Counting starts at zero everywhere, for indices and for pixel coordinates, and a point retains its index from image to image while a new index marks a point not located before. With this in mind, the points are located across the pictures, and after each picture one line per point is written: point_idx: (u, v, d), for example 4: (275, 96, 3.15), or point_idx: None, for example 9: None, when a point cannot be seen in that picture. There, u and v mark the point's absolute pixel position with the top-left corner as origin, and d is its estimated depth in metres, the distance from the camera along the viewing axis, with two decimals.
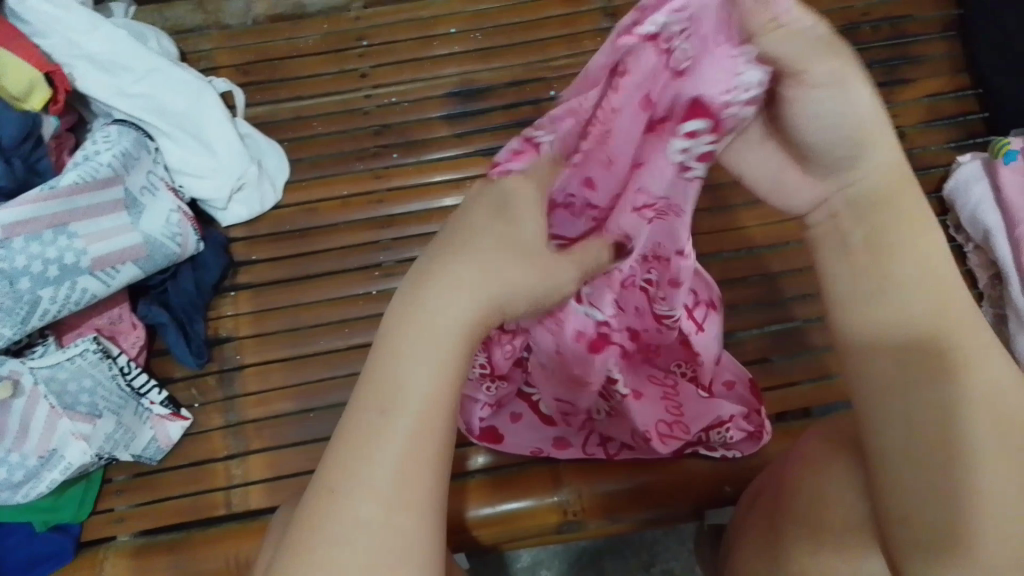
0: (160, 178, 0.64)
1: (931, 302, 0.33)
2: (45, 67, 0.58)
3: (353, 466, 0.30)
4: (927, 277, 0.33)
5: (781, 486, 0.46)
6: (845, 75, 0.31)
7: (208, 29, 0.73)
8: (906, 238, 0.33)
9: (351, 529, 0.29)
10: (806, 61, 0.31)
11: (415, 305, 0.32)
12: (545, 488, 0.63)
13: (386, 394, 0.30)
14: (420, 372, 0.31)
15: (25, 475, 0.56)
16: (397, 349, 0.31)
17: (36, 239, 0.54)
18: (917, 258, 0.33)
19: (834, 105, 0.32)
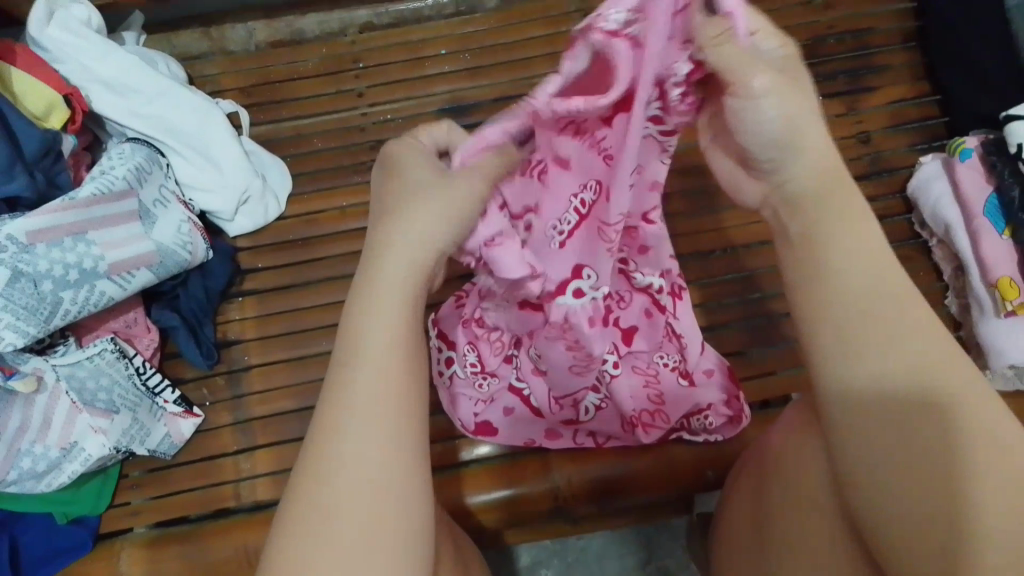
0: (171, 191, 0.69)
1: (868, 294, 0.37)
2: (62, 88, 0.63)
3: (336, 438, 0.34)
4: (873, 276, 0.37)
5: (767, 458, 0.49)
6: (779, 83, 0.36)
7: (215, 55, 0.78)
8: (835, 232, 0.38)
9: (333, 501, 0.33)
10: (745, 72, 0.35)
11: (379, 259, 0.38)
12: (536, 474, 0.66)
13: (360, 342, 0.36)
14: (371, 333, 0.36)
15: (46, 466, 0.60)
16: (366, 292, 0.37)
17: (57, 246, 0.58)
18: (856, 259, 0.37)
19: (772, 110, 0.36)
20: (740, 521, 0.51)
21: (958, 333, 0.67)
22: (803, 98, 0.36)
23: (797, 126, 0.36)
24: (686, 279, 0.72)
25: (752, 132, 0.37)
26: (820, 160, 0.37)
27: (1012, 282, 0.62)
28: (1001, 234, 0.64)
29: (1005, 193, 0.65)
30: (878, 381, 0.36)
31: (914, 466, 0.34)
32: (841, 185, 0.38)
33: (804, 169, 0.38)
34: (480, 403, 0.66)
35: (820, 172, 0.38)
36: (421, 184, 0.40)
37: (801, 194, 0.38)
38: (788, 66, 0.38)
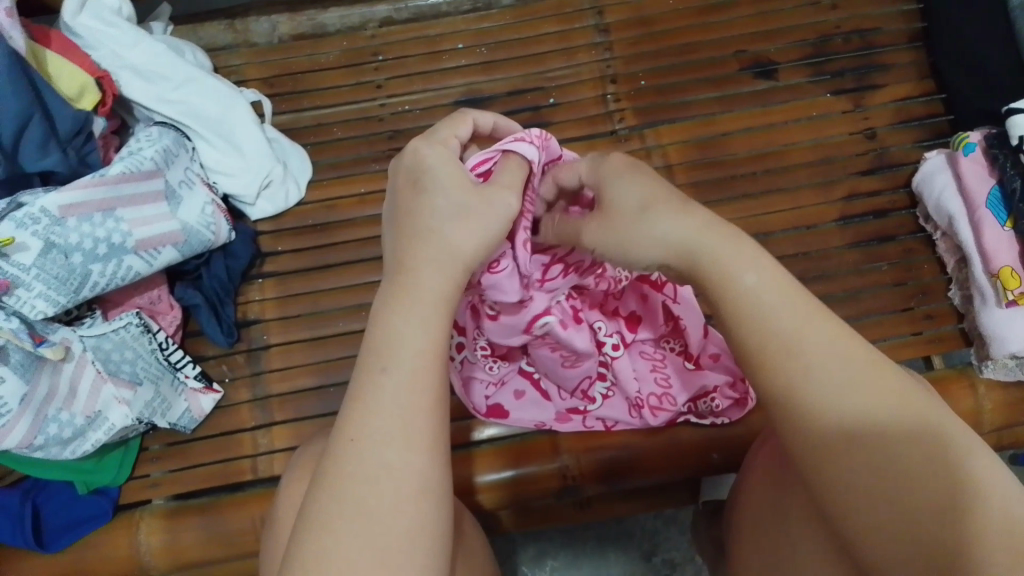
0: (195, 174, 0.71)
1: (804, 322, 0.38)
2: (94, 71, 0.65)
3: (366, 432, 0.35)
4: (784, 308, 0.38)
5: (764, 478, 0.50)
6: (643, 184, 0.43)
7: (239, 47, 0.80)
8: (736, 252, 0.40)
9: (359, 487, 0.34)
10: (612, 183, 0.44)
11: (416, 256, 0.39)
12: (545, 456, 0.68)
13: (391, 351, 0.36)
14: (408, 342, 0.37)
15: (73, 432, 0.61)
16: (402, 292, 0.38)
17: (87, 220, 0.60)
18: (757, 287, 0.39)
19: (634, 191, 0.42)
20: (749, 502, 0.51)
21: (961, 324, 0.70)
22: (685, 209, 0.41)
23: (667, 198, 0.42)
24: None
25: (598, 231, 0.43)
26: (678, 231, 0.41)
27: (1012, 271, 0.64)
28: (1002, 225, 0.67)
29: (1007, 184, 0.67)
30: (843, 416, 0.36)
31: (912, 501, 0.34)
32: (722, 231, 0.40)
33: (672, 233, 0.41)
34: (491, 387, 0.67)
35: (690, 236, 0.40)
36: (443, 181, 0.41)
37: (699, 249, 0.40)
38: (624, 166, 0.44)
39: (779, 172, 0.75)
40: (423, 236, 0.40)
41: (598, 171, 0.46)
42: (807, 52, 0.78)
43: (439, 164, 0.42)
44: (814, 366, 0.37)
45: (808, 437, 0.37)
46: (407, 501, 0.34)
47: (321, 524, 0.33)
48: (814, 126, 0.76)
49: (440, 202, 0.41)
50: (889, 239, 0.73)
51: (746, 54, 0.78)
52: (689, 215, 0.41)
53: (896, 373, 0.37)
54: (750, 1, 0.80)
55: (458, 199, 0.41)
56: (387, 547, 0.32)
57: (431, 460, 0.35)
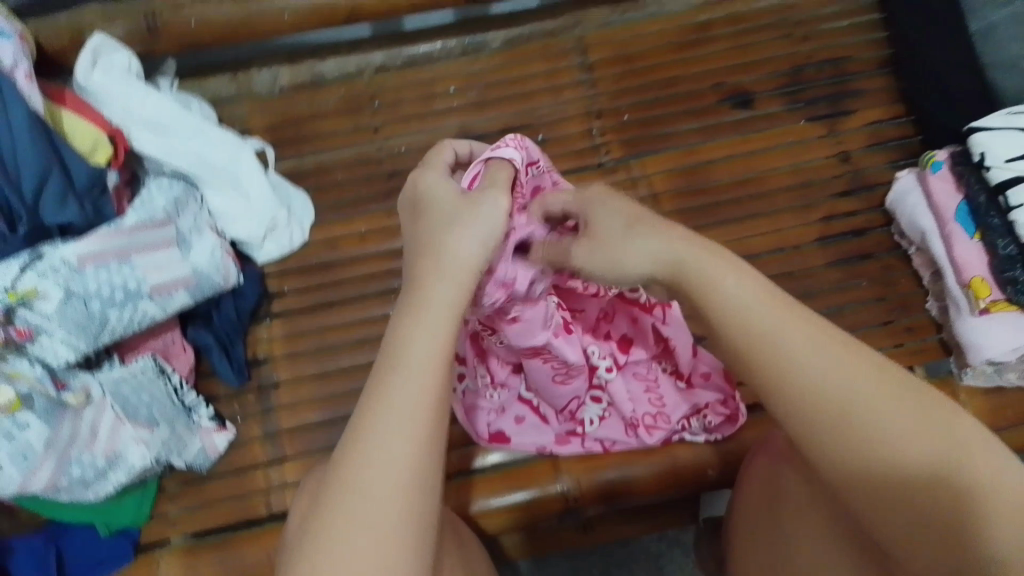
0: (205, 221, 0.74)
1: (793, 322, 0.42)
2: (106, 128, 0.69)
3: (372, 431, 0.38)
4: (762, 307, 0.42)
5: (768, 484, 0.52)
6: (626, 211, 0.47)
7: (242, 98, 0.83)
8: (722, 261, 0.44)
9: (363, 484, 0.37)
10: (595, 211, 0.48)
11: (421, 267, 0.43)
12: (547, 477, 0.69)
13: (400, 355, 0.40)
14: (418, 349, 0.40)
15: (95, 474, 0.63)
16: (412, 302, 0.41)
17: (104, 269, 0.62)
18: (730, 293, 0.43)
19: (615, 214, 0.47)
20: (747, 507, 0.54)
21: (939, 334, 0.73)
22: (667, 226, 0.46)
23: (643, 218, 0.47)
24: None
25: (585, 253, 0.47)
26: (649, 242, 0.45)
27: (983, 281, 0.68)
28: (972, 237, 0.70)
29: (973, 199, 0.70)
30: (824, 397, 0.40)
31: (900, 465, 0.38)
32: (702, 241, 0.45)
33: (635, 245, 0.46)
34: (493, 413, 0.71)
35: (673, 250, 0.45)
36: (440, 203, 0.45)
37: (684, 260, 0.44)
38: (597, 199, 0.49)
39: (762, 197, 0.78)
40: (432, 249, 0.43)
41: (583, 201, 0.50)
42: (782, 82, 0.83)
43: (437, 187, 0.46)
44: (795, 355, 0.41)
45: (797, 416, 0.41)
46: (423, 496, 0.37)
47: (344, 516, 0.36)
48: (793, 152, 0.80)
49: (441, 211, 0.45)
50: (867, 257, 0.76)
51: (725, 86, 0.82)
52: (670, 232, 0.45)
53: (863, 354, 0.41)
54: (727, 35, 0.84)
55: (452, 209, 0.45)
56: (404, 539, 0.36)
57: (420, 465, 0.38)
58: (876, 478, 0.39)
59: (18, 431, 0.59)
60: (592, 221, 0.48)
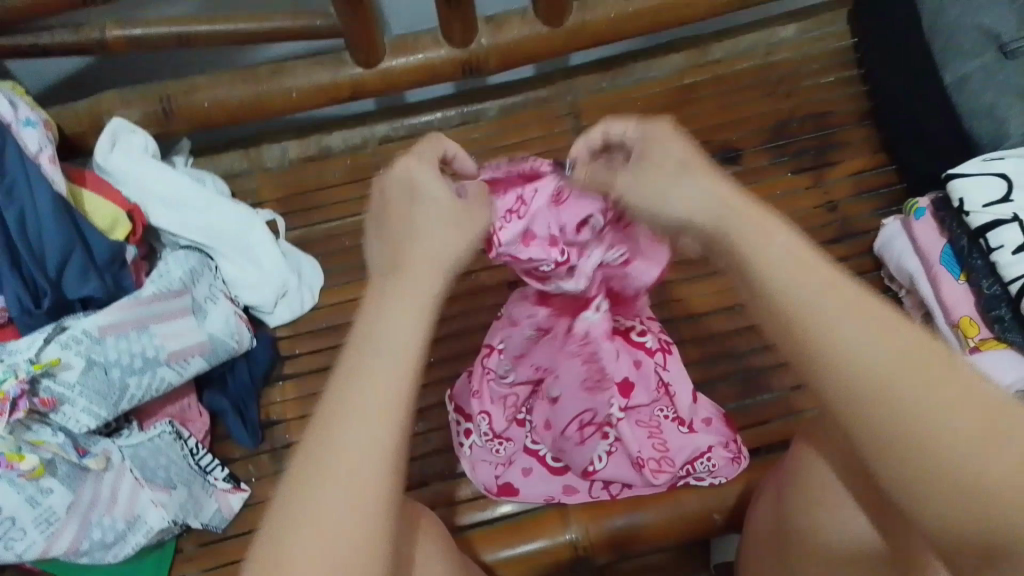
0: (219, 290, 0.78)
1: (817, 294, 0.40)
2: (124, 205, 0.74)
3: (340, 417, 0.38)
4: (796, 282, 0.40)
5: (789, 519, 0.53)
6: (687, 152, 0.46)
7: (254, 171, 0.88)
8: (747, 231, 0.42)
9: (328, 468, 0.37)
10: (651, 142, 0.47)
11: (402, 258, 0.44)
12: (555, 528, 0.69)
13: (370, 343, 0.41)
14: (386, 341, 0.41)
15: (115, 536, 0.65)
16: (388, 294, 0.43)
17: (123, 337, 0.66)
18: (764, 261, 0.41)
19: (673, 150, 0.46)
20: (761, 536, 0.57)
21: None
22: (706, 172, 0.45)
23: (688, 160, 0.46)
24: (682, 339, 0.77)
25: (631, 180, 0.47)
26: (693, 192, 0.44)
27: (971, 321, 0.71)
28: (957, 278, 0.73)
29: (956, 242, 0.73)
30: (862, 376, 0.37)
31: (938, 453, 0.36)
32: (725, 198, 0.44)
33: (687, 190, 0.45)
34: (499, 466, 0.72)
35: (700, 204, 0.44)
36: (428, 198, 0.47)
37: (706, 219, 0.44)
38: (650, 133, 0.47)
39: None
40: (410, 244, 0.45)
41: (637, 131, 0.48)
42: (767, 137, 0.86)
43: (425, 178, 0.47)
44: (830, 330, 0.38)
45: (837, 390, 0.38)
46: (377, 480, 0.37)
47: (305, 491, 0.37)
48: (781, 203, 0.83)
49: (428, 228, 0.46)
50: None
51: (713, 143, 0.86)
52: (701, 183, 0.45)
53: (906, 329, 0.39)
54: (714, 95, 0.88)
55: (450, 210, 0.47)
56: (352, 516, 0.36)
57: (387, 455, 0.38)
58: (906, 467, 0.37)
59: (42, 496, 0.62)
60: (644, 151, 0.47)
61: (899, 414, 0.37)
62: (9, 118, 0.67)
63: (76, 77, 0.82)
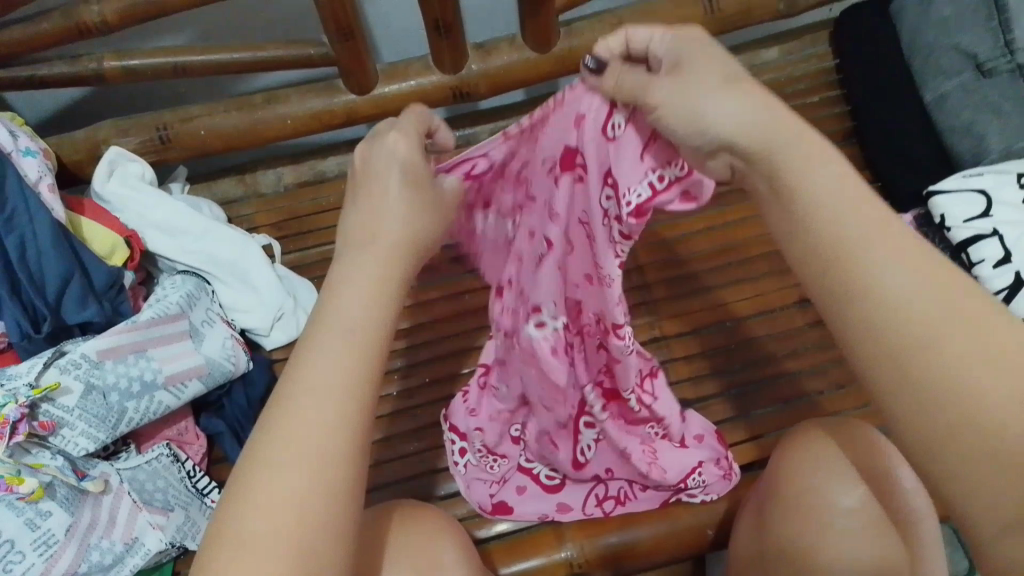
0: (216, 314, 0.79)
1: (854, 232, 0.36)
2: (124, 231, 0.75)
3: (307, 385, 0.36)
4: (852, 210, 0.37)
5: (769, 536, 0.52)
6: (721, 77, 0.41)
7: (249, 198, 0.89)
8: (794, 162, 0.38)
9: (287, 442, 0.34)
10: (680, 50, 0.42)
11: (373, 229, 0.43)
12: (551, 545, 0.68)
13: (331, 315, 0.38)
14: (346, 313, 0.38)
15: (113, 559, 0.65)
16: (349, 268, 0.41)
17: (122, 362, 0.67)
18: (815, 197, 0.38)
19: (694, 72, 0.42)
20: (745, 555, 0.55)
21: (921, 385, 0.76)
22: (743, 92, 0.40)
23: (725, 74, 0.41)
24: (673, 356, 0.77)
25: (662, 89, 0.42)
26: (740, 110, 0.39)
27: None
28: None
29: None
30: (907, 324, 0.34)
31: (975, 411, 0.32)
32: (762, 109, 0.40)
33: (731, 113, 0.40)
34: (494, 485, 0.71)
35: (739, 119, 0.39)
36: (394, 182, 0.44)
37: (744, 144, 0.39)
38: (682, 49, 0.42)
39: (744, 262, 0.82)
40: (372, 233, 0.42)
41: (671, 45, 0.43)
42: None
43: (397, 159, 0.45)
44: (875, 268, 0.35)
45: (854, 321, 0.36)
46: (340, 459, 0.34)
47: (258, 467, 0.34)
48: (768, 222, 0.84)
49: (392, 207, 0.43)
50: None
51: None
52: (741, 99, 0.40)
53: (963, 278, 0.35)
54: None
55: (410, 202, 0.44)
56: (311, 504, 0.33)
57: (346, 426, 0.35)
58: (939, 424, 0.33)
59: (41, 519, 0.61)
60: (676, 62, 0.42)
61: (922, 360, 0.33)
62: (9, 147, 0.68)
63: (75, 108, 0.84)
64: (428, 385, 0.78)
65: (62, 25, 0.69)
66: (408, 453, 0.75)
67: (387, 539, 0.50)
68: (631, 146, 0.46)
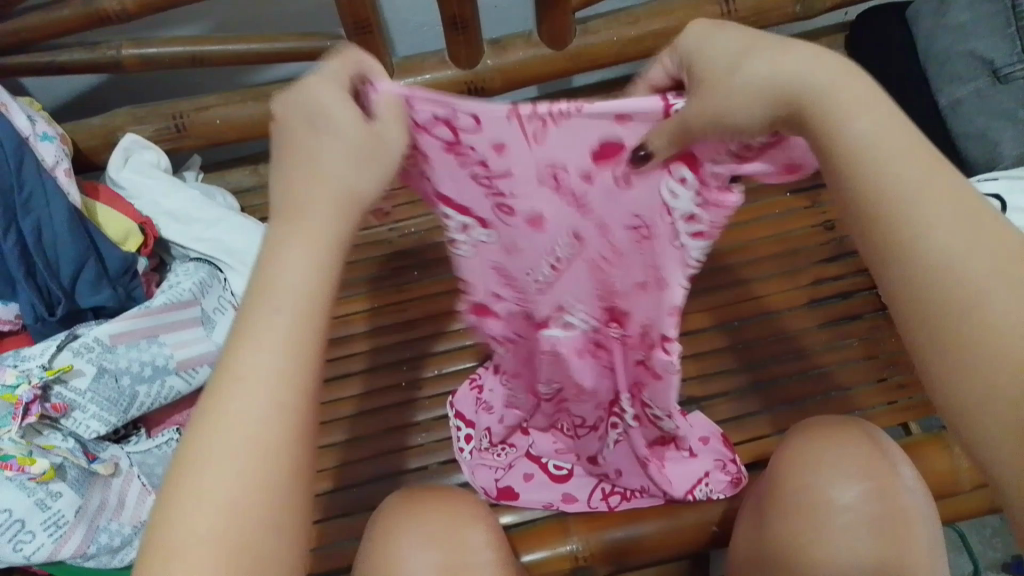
0: (227, 301, 0.80)
1: (901, 193, 0.32)
2: (138, 218, 0.76)
3: (238, 364, 0.32)
4: (903, 158, 0.33)
5: (767, 535, 0.53)
6: (753, 50, 0.34)
7: (261, 188, 0.90)
8: (855, 111, 0.33)
9: (221, 424, 0.31)
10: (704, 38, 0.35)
11: (308, 192, 0.36)
12: (557, 538, 0.66)
13: (271, 286, 0.34)
14: (289, 282, 0.34)
15: (121, 541, 0.65)
16: (300, 223, 0.36)
17: (134, 347, 0.68)
18: (868, 141, 0.33)
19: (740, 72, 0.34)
20: (750, 557, 0.54)
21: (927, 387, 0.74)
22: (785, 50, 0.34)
23: (749, 42, 0.34)
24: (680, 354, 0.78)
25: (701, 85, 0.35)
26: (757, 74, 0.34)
27: None
28: None
29: None
30: (937, 276, 0.32)
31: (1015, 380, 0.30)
32: (832, 69, 0.34)
33: (750, 78, 0.34)
34: (500, 470, 0.71)
35: (776, 85, 0.34)
36: (338, 131, 0.36)
37: (794, 100, 0.34)
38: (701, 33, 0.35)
39: (753, 263, 0.82)
40: (313, 184, 0.36)
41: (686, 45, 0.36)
42: None
43: (336, 103, 0.36)
44: (924, 229, 0.32)
45: (899, 280, 0.33)
46: (277, 448, 0.32)
47: (195, 465, 0.31)
48: (778, 224, 0.85)
49: (331, 159, 0.36)
50: (856, 317, 0.78)
51: None
52: (801, 56, 0.34)
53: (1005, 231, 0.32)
54: None
55: (365, 147, 0.37)
56: (249, 513, 0.31)
57: (284, 405, 0.32)
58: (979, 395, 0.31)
59: (52, 500, 0.62)
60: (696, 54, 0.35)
61: (961, 328, 0.31)
62: (29, 131, 0.69)
63: (92, 96, 0.85)
64: (434, 376, 0.78)
65: (83, 12, 0.70)
66: (413, 444, 0.74)
67: (395, 530, 0.50)
68: (700, 144, 0.37)
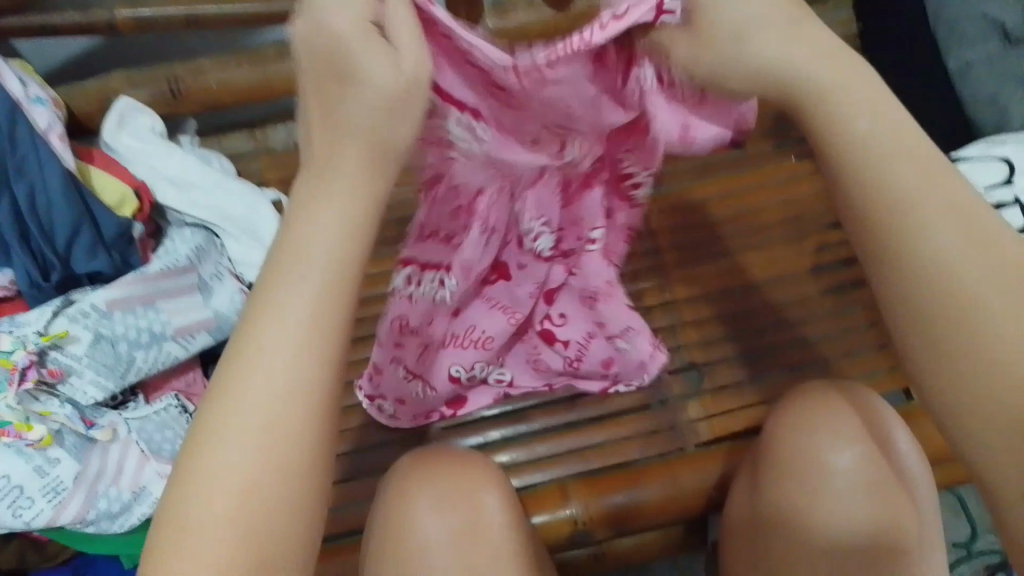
0: (225, 268, 0.79)
1: (873, 150, 0.36)
2: (133, 182, 0.75)
3: (256, 340, 0.33)
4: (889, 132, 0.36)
5: (762, 502, 0.52)
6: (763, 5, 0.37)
7: (260, 152, 0.88)
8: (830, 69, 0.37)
9: (232, 411, 0.32)
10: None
11: (338, 152, 0.36)
12: (556, 503, 0.65)
13: (300, 256, 0.35)
14: (323, 252, 0.35)
15: (120, 507, 0.64)
16: (324, 199, 0.35)
17: (131, 313, 0.68)
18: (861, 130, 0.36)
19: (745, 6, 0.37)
20: (744, 525, 0.54)
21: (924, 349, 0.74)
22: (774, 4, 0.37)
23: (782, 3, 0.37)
24: (682, 319, 0.76)
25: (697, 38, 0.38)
26: (751, 18, 0.37)
27: None
28: None
29: None
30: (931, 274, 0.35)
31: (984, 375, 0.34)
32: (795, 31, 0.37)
33: (743, 14, 0.37)
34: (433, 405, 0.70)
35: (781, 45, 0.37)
36: (360, 95, 0.35)
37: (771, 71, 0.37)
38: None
39: (757, 228, 0.81)
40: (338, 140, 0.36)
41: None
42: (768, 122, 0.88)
43: (366, 59, 0.35)
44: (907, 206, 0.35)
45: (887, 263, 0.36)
46: (287, 428, 0.32)
47: (207, 449, 0.32)
48: (784, 188, 0.84)
49: (359, 108, 0.36)
50: (862, 283, 0.77)
51: None
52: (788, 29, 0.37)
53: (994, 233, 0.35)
54: None
55: (394, 103, 0.36)
56: (256, 500, 0.31)
57: (300, 392, 0.33)
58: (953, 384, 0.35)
59: (50, 466, 0.62)
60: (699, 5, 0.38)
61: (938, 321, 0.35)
62: (20, 94, 0.66)
63: (88, 58, 0.83)
64: None
65: None
66: None
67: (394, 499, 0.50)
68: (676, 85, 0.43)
